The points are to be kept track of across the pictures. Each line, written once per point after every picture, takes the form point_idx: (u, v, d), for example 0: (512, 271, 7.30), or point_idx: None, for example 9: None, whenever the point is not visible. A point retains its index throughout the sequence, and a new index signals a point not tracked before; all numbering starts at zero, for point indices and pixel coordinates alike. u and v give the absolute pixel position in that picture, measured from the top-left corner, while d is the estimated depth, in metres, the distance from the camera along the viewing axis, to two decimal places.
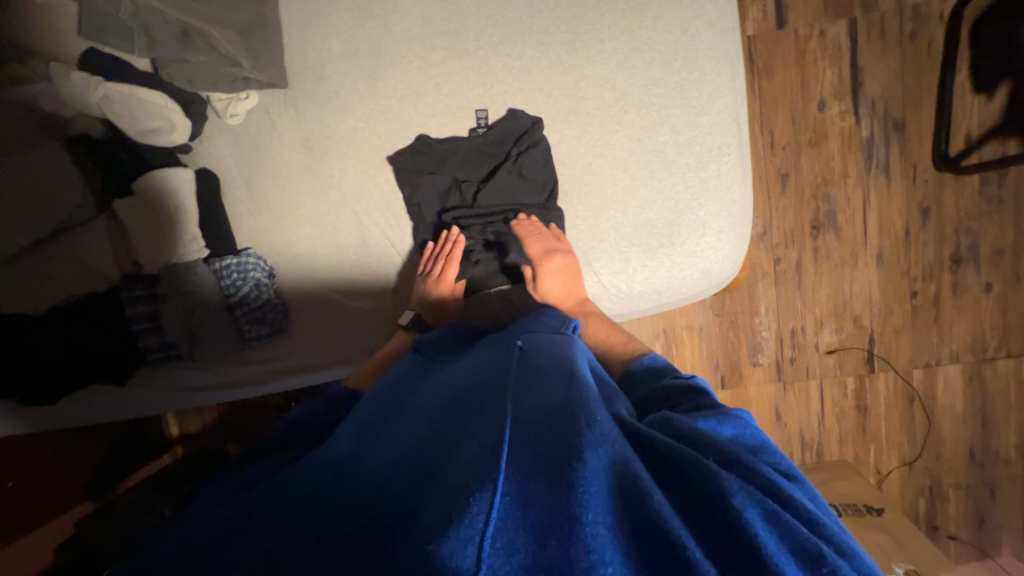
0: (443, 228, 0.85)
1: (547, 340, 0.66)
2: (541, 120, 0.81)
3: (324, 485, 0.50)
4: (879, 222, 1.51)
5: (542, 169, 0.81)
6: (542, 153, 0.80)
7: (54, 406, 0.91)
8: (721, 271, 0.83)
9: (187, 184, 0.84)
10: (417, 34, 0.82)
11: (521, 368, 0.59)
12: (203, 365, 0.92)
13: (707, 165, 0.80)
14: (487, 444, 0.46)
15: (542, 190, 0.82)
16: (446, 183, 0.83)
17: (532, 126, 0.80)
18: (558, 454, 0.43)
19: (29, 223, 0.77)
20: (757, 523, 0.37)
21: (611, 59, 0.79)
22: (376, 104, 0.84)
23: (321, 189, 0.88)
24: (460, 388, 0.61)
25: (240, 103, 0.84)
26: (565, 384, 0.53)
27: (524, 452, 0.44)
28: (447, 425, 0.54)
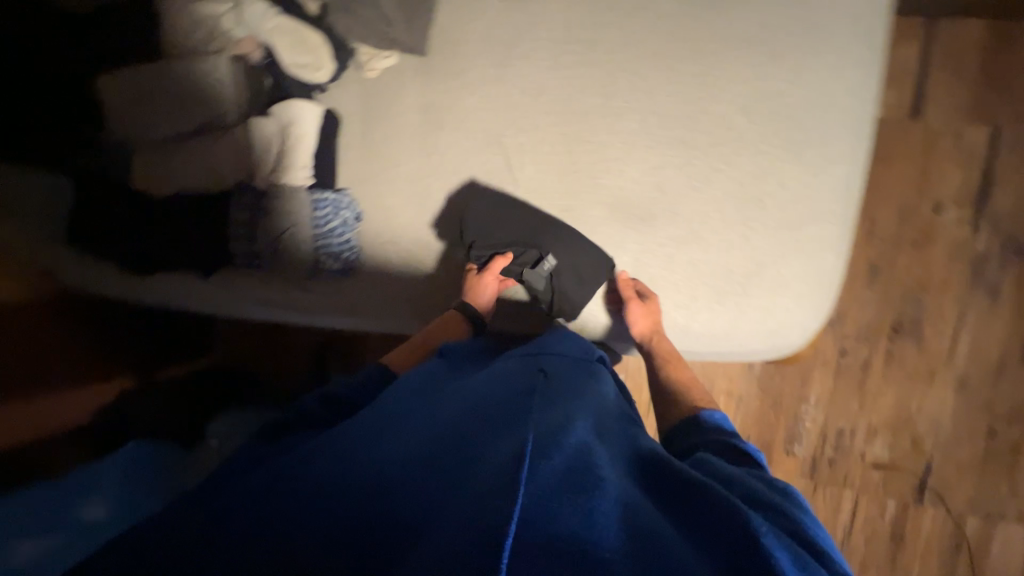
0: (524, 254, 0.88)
1: (569, 372, 0.70)
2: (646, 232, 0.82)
3: (346, 452, 0.54)
4: (969, 345, 1.39)
5: (620, 250, 0.84)
6: (633, 238, 0.83)
7: (135, 286, 1.02)
8: (789, 336, 0.81)
9: (313, 114, 0.92)
10: (556, 34, 0.85)
11: (544, 388, 0.63)
12: (274, 281, 0.99)
13: (805, 226, 0.77)
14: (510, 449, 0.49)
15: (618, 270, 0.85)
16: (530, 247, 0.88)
17: (636, 226, 0.83)
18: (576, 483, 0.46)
19: (180, 118, 0.91)
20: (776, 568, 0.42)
21: (736, 101, 0.79)
22: (499, 88, 0.88)
23: (424, 153, 0.92)
24: (485, 390, 0.65)
25: (380, 60, 0.92)
26: (576, 420, 0.56)
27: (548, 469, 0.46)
28: (470, 419, 0.58)
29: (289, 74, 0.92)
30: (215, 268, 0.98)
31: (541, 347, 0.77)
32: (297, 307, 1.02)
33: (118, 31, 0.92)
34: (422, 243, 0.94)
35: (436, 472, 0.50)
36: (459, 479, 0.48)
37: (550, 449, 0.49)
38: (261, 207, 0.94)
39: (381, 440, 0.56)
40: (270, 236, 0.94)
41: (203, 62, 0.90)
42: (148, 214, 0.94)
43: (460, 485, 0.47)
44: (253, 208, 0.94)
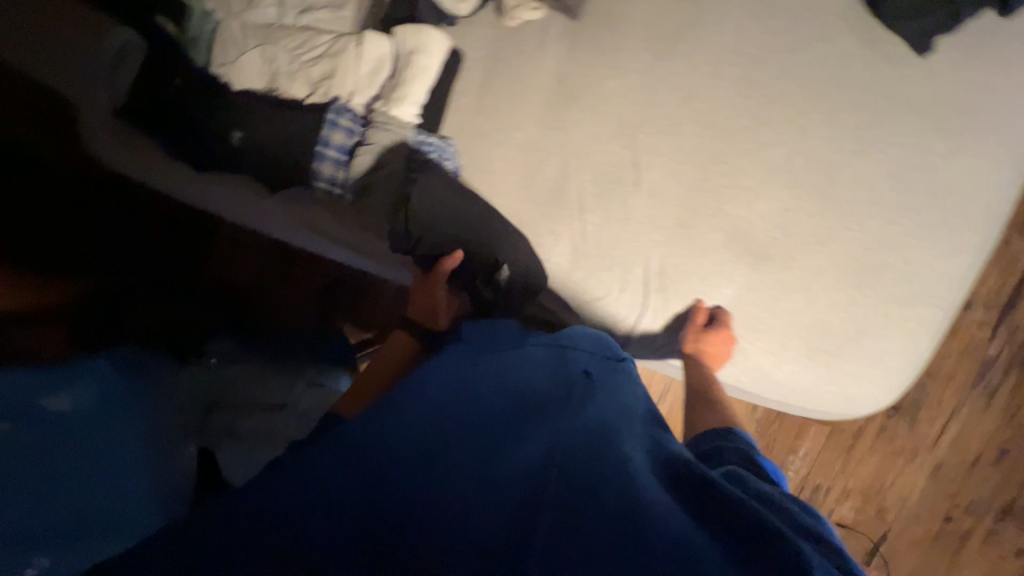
0: (625, 259, 0.84)
1: (598, 371, 0.67)
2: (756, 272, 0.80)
3: (366, 428, 0.52)
4: (955, 437, 1.48)
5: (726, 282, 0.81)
6: (742, 274, 0.81)
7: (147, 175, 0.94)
8: (862, 404, 0.81)
9: (439, 46, 0.82)
10: (723, 40, 0.79)
11: (575, 390, 0.62)
12: (349, 217, 0.88)
13: (914, 306, 0.77)
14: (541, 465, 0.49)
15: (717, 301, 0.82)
16: (633, 254, 0.84)
17: (748, 264, 0.80)
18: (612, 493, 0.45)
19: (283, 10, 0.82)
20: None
21: (887, 165, 0.76)
22: (646, 81, 0.82)
23: (545, 125, 0.85)
24: (512, 380, 0.63)
25: (525, 11, 0.83)
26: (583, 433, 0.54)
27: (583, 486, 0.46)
28: (499, 413, 0.57)
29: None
30: (281, 183, 0.86)
31: (569, 340, 0.73)
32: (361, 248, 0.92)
33: None
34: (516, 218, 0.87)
35: (467, 466, 0.49)
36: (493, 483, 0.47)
37: (585, 466, 0.49)
38: (360, 136, 0.83)
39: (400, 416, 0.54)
40: (366, 170, 0.85)
41: None
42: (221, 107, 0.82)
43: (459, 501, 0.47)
44: (351, 134, 0.82)
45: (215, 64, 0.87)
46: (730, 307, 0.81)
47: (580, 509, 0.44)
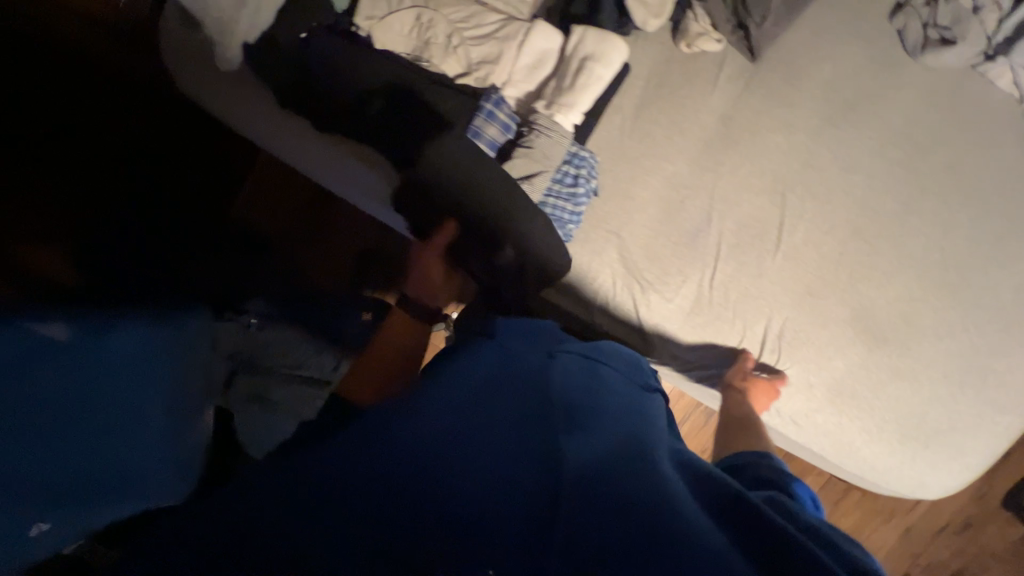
0: (749, 316, 0.84)
1: (630, 390, 0.57)
2: (870, 352, 0.82)
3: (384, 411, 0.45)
4: None
5: (840, 358, 0.83)
6: (857, 352, 0.83)
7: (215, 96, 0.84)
8: (931, 491, 0.86)
9: (616, 56, 0.76)
10: (894, 123, 0.80)
11: (602, 392, 0.52)
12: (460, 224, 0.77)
13: (1004, 413, 0.82)
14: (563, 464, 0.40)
15: (828, 374, 0.83)
16: (756, 312, 0.84)
17: (864, 344, 0.82)
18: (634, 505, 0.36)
19: None
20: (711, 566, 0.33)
21: (1013, 277, 0.80)
22: (811, 143, 0.81)
23: (699, 164, 0.82)
24: (540, 372, 0.53)
25: (707, 43, 0.79)
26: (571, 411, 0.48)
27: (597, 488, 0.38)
28: (513, 397, 0.48)
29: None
30: (403, 159, 0.75)
31: (602, 348, 0.64)
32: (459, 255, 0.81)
33: None
34: (646, 251, 0.84)
35: (462, 444, 0.40)
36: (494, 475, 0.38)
37: (603, 469, 0.40)
38: (512, 134, 0.78)
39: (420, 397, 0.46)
40: (502, 178, 0.73)
41: None
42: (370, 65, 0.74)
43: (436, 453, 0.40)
44: (506, 131, 0.76)
45: (358, 15, 0.78)
46: (839, 381, 0.83)
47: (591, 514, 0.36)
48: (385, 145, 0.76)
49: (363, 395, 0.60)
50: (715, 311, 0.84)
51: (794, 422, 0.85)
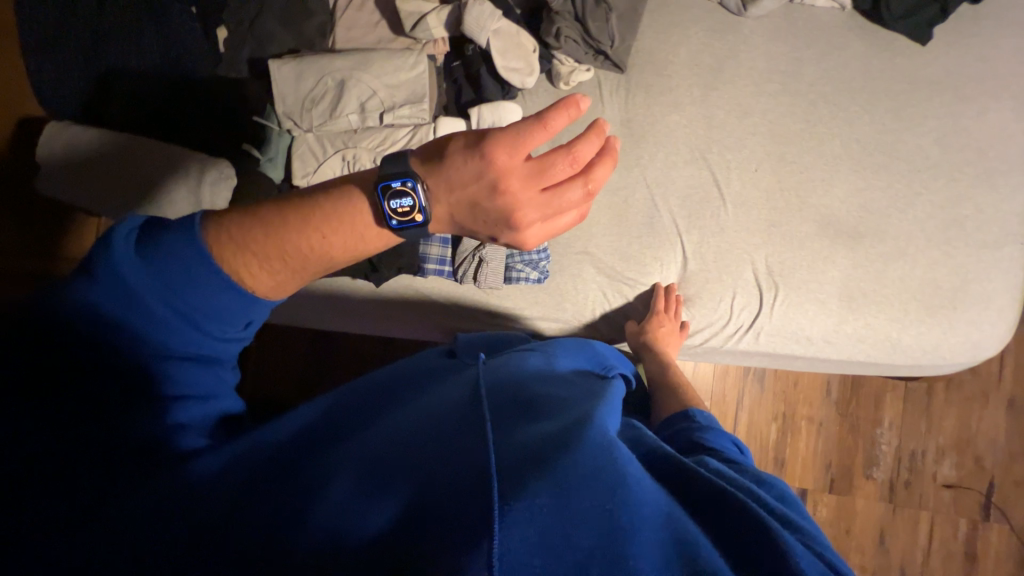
0: (736, 271, 0.88)
1: (596, 388, 0.56)
2: (854, 250, 0.86)
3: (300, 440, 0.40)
4: (1014, 369, 1.58)
5: (832, 266, 0.87)
6: (844, 256, 0.86)
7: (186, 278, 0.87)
8: (990, 347, 0.85)
9: (513, 114, 0.88)
10: (759, 65, 0.91)
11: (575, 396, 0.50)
12: (430, 302, 0.90)
13: (1001, 247, 0.85)
14: (525, 452, 0.36)
15: (830, 286, 0.87)
16: (739, 261, 0.88)
17: (845, 245, 0.86)
18: (607, 488, 0.35)
19: (367, 114, 0.87)
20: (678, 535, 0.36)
21: (929, 134, 0.87)
22: (704, 110, 0.91)
23: (625, 166, 0.91)
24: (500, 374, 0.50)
25: (581, 74, 0.91)
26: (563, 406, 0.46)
27: (564, 470, 0.35)
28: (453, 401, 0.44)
29: (489, 73, 0.89)
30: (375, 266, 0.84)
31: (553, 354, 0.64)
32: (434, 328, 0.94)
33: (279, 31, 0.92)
34: (617, 254, 0.90)
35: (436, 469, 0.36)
36: (449, 475, 0.35)
37: (567, 446, 0.37)
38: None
39: (363, 427, 0.42)
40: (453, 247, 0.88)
41: (394, 58, 0.86)
42: None
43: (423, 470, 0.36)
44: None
45: (295, 178, 0.88)
46: (845, 287, 0.86)
47: (579, 502, 0.34)
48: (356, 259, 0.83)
49: (253, 282, 0.46)
50: (702, 278, 0.89)
51: (826, 342, 0.87)
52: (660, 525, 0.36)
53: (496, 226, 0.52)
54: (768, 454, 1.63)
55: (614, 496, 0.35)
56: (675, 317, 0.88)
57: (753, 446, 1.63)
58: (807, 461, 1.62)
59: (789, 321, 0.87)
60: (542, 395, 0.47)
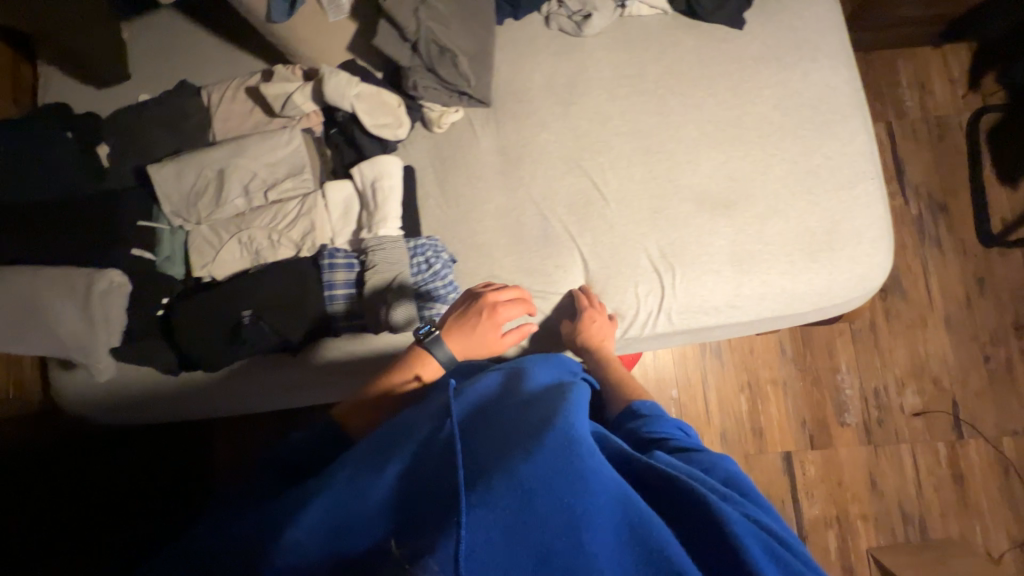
0: (634, 260, 0.93)
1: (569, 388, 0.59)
2: (732, 218, 0.93)
3: (299, 491, 0.44)
4: (941, 289, 1.67)
5: (717, 236, 0.93)
6: (724, 225, 0.93)
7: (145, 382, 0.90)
8: (875, 278, 0.92)
9: (394, 166, 0.92)
10: (608, 74, 0.99)
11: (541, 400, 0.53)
12: (365, 353, 0.90)
13: (855, 186, 0.92)
14: (484, 460, 0.40)
15: (719, 254, 0.92)
16: (633, 252, 0.93)
17: (724, 216, 0.93)
18: (561, 483, 0.38)
19: (256, 193, 0.90)
20: (633, 528, 0.39)
21: (768, 102, 0.96)
22: (569, 124, 0.98)
23: (510, 189, 0.97)
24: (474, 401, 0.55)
25: (452, 116, 0.98)
26: (532, 412, 0.49)
27: (527, 474, 0.38)
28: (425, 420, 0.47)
29: (364, 134, 0.93)
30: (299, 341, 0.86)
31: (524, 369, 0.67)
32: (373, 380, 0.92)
33: (160, 138, 0.96)
34: (521, 272, 0.94)
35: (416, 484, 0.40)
36: (421, 484, 0.40)
37: (531, 444, 0.41)
38: (359, 267, 0.89)
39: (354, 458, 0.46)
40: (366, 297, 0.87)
41: (270, 140, 0.91)
42: (236, 290, 0.85)
43: (415, 483, 0.40)
44: (351, 266, 0.87)
45: (194, 270, 0.90)
46: (733, 253, 0.92)
47: (535, 496, 0.37)
48: (275, 340, 0.85)
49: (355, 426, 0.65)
50: (604, 273, 0.93)
51: (731, 307, 0.92)
52: (614, 512, 0.39)
53: (486, 339, 0.82)
54: (746, 426, 1.65)
55: (567, 490, 0.38)
56: (603, 309, 0.91)
57: (729, 421, 1.65)
58: (783, 423, 1.64)
59: (692, 294, 0.92)
60: (506, 409, 0.52)
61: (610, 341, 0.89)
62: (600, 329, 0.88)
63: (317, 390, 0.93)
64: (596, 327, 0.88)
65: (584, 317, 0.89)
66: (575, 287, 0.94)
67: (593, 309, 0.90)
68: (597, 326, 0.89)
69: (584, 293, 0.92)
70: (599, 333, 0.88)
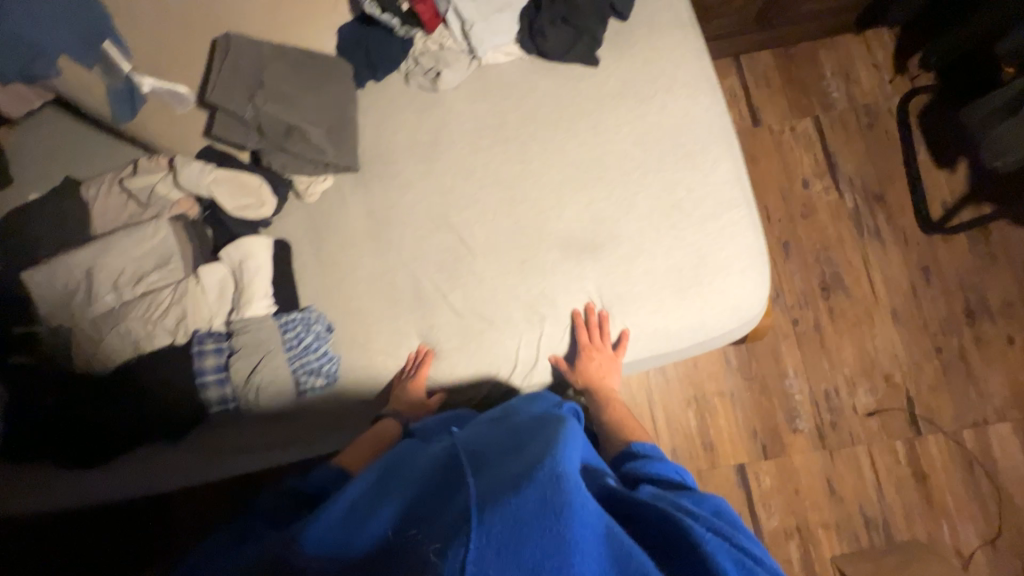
0: (505, 312, 0.93)
1: (555, 419, 0.72)
2: (597, 260, 0.92)
3: (342, 525, 0.59)
4: (885, 282, 1.62)
5: (586, 280, 0.92)
6: (591, 268, 0.92)
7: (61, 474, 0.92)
8: (751, 307, 0.90)
9: (261, 246, 0.95)
10: (469, 126, 1.00)
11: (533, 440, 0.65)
12: (255, 425, 0.96)
13: (721, 216, 0.91)
14: (479, 498, 0.52)
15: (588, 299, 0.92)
16: (503, 304, 0.93)
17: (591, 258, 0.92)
18: (551, 518, 0.49)
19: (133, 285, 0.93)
20: (618, 555, 0.50)
21: (627, 139, 0.95)
22: (435, 181, 0.98)
23: (381, 252, 0.98)
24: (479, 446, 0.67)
25: (320, 184, 0.99)
26: (530, 454, 0.61)
27: (515, 508, 0.50)
28: (427, 475, 0.62)
29: (232, 217, 0.95)
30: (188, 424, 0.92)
31: (511, 410, 0.80)
32: (266, 450, 0.96)
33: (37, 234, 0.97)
34: (396, 334, 0.95)
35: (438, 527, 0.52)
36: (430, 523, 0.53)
37: (518, 486, 0.52)
38: (230, 349, 0.94)
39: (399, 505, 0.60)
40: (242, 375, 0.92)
41: (140, 233, 0.93)
42: (118, 385, 0.89)
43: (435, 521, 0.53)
44: (219, 352, 0.93)
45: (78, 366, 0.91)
46: (601, 296, 0.92)
47: (532, 533, 0.48)
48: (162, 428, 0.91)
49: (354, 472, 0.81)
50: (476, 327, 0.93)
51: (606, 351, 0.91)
52: (601, 544, 0.50)
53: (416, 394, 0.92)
54: (696, 441, 1.59)
55: (556, 522, 0.49)
56: (606, 342, 0.90)
57: (679, 438, 1.59)
58: (734, 435, 1.59)
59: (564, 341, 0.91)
60: (505, 451, 0.64)
61: (611, 377, 0.90)
62: (604, 365, 0.89)
63: (213, 468, 0.96)
64: (600, 363, 0.89)
65: (584, 354, 0.89)
66: (577, 314, 0.91)
67: (593, 346, 0.89)
68: (603, 363, 0.89)
69: (581, 330, 0.90)
70: (603, 369, 0.89)
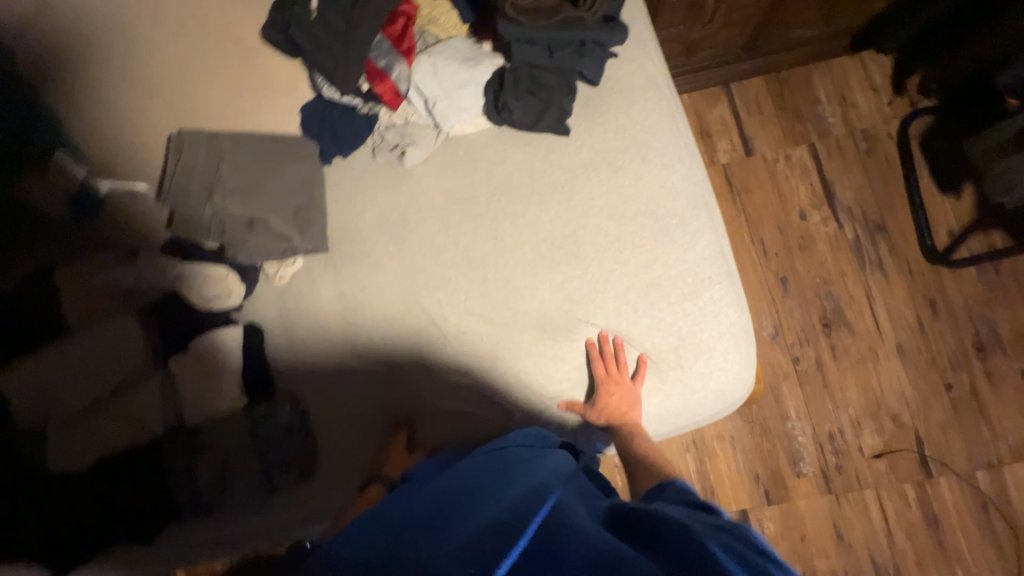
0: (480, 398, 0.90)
1: (546, 458, 0.67)
2: (574, 343, 0.88)
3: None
4: (889, 316, 1.56)
5: (561, 365, 0.89)
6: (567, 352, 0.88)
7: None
8: (734, 390, 0.87)
9: (233, 337, 0.93)
10: (438, 201, 0.96)
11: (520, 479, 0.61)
12: (227, 516, 0.90)
13: (702, 294, 0.88)
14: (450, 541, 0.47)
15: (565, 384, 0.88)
16: (477, 391, 0.90)
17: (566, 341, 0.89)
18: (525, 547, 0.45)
19: (103, 379, 0.86)
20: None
21: (602, 212, 0.91)
22: (405, 261, 0.95)
23: (352, 337, 0.95)
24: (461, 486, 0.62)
25: (289, 268, 0.97)
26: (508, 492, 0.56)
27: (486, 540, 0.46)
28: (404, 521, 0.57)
29: (200, 308, 0.94)
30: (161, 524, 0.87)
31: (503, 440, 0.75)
32: (240, 542, 0.92)
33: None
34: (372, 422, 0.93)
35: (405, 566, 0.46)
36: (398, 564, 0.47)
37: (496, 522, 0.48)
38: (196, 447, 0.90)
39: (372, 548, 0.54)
40: (213, 471, 0.89)
41: (109, 326, 0.87)
42: (83, 491, 0.83)
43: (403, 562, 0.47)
44: (188, 453, 0.89)
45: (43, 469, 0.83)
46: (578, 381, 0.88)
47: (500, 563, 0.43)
48: (130, 532, 0.86)
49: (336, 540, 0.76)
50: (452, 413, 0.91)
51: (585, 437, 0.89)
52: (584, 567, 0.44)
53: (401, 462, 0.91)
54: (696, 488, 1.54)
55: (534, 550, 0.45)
56: (624, 373, 0.86)
57: None
58: (735, 480, 1.53)
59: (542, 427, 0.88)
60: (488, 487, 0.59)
61: (634, 411, 0.86)
62: (625, 398, 0.86)
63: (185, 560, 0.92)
64: (620, 396, 0.85)
65: (603, 389, 0.86)
66: (592, 340, 0.88)
67: (611, 379, 0.86)
68: (623, 396, 0.85)
69: (598, 363, 0.87)
70: (624, 402, 0.85)
